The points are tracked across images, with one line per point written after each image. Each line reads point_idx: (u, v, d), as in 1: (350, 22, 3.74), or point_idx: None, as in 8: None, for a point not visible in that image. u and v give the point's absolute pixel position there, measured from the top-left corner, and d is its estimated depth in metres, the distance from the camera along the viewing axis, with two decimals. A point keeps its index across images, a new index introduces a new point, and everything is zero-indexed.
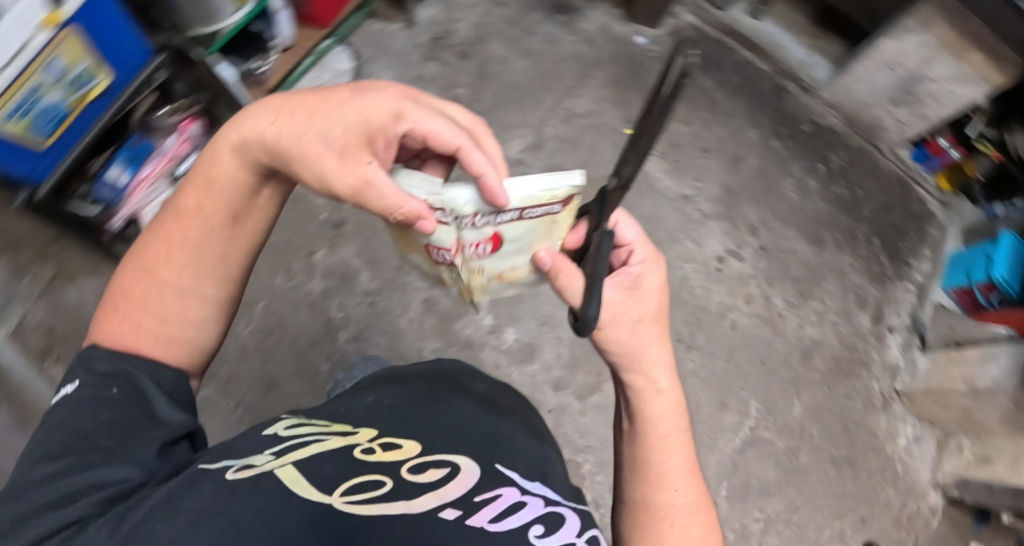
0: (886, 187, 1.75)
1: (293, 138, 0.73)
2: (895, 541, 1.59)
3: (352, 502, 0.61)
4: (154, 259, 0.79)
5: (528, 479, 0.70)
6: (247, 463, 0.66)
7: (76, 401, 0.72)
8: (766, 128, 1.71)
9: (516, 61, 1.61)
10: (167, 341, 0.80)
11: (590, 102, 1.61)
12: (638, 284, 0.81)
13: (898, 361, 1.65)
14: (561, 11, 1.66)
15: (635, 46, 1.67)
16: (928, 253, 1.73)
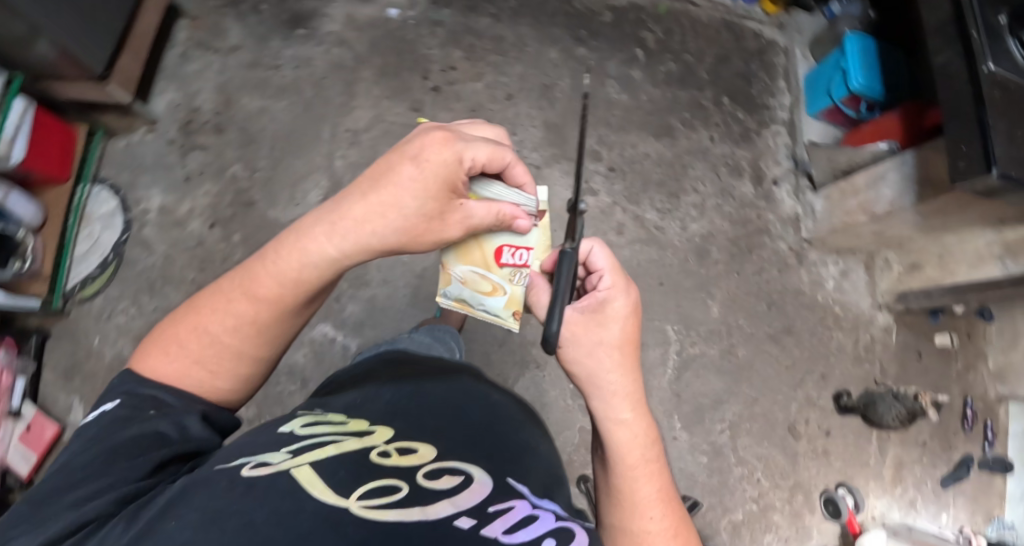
0: (715, 39, 1.63)
1: (348, 219, 0.80)
2: (861, 377, 1.57)
3: (369, 508, 0.64)
4: (214, 325, 0.81)
5: (538, 496, 0.73)
6: (261, 460, 0.69)
7: (106, 425, 0.73)
8: (565, 39, 1.54)
9: (274, 106, 1.44)
10: (207, 375, 0.81)
11: (370, 109, 1.44)
12: (602, 308, 0.86)
13: (796, 210, 1.57)
14: (298, 26, 1.49)
15: (390, 21, 1.50)
16: (783, 86, 1.64)
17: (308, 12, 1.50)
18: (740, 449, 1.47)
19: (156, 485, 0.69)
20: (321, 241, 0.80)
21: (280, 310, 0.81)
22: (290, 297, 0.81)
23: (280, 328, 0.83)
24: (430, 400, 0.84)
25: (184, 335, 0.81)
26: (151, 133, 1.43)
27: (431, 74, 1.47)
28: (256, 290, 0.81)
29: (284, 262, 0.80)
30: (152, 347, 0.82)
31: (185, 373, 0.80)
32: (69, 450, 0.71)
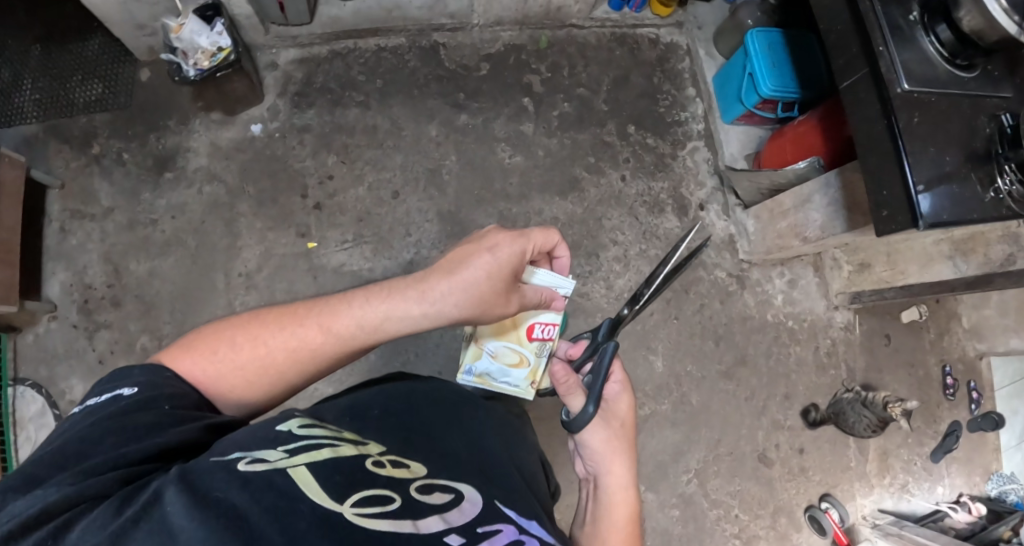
0: (608, 59, 1.52)
1: (476, 273, 0.85)
2: (828, 385, 1.50)
3: (364, 515, 0.51)
4: (269, 341, 0.76)
5: (528, 520, 0.60)
6: (260, 455, 0.55)
7: (113, 412, 0.63)
8: (442, 108, 1.43)
9: (164, 265, 1.37)
10: (245, 383, 0.75)
11: (258, 246, 1.37)
12: (612, 405, 0.97)
13: (728, 231, 1.48)
14: (166, 169, 1.41)
15: (254, 139, 1.41)
16: (693, 93, 1.55)
17: (172, 151, 1.42)
18: (712, 494, 1.42)
19: (156, 469, 0.57)
20: (443, 285, 0.84)
21: (341, 349, 0.79)
22: (345, 346, 0.79)
23: (315, 371, 0.79)
24: (415, 422, 0.71)
25: (255, 334, 0.76)
26: (55, 320, 1.38)
27: (310, 189, 1.38)
28: (336, 321, 0.78)
29: (372, 311, 0.80)
30: (191, 343, 0.76)
31: (219, 383, 0.74)
32: (95, 419, 0.62)
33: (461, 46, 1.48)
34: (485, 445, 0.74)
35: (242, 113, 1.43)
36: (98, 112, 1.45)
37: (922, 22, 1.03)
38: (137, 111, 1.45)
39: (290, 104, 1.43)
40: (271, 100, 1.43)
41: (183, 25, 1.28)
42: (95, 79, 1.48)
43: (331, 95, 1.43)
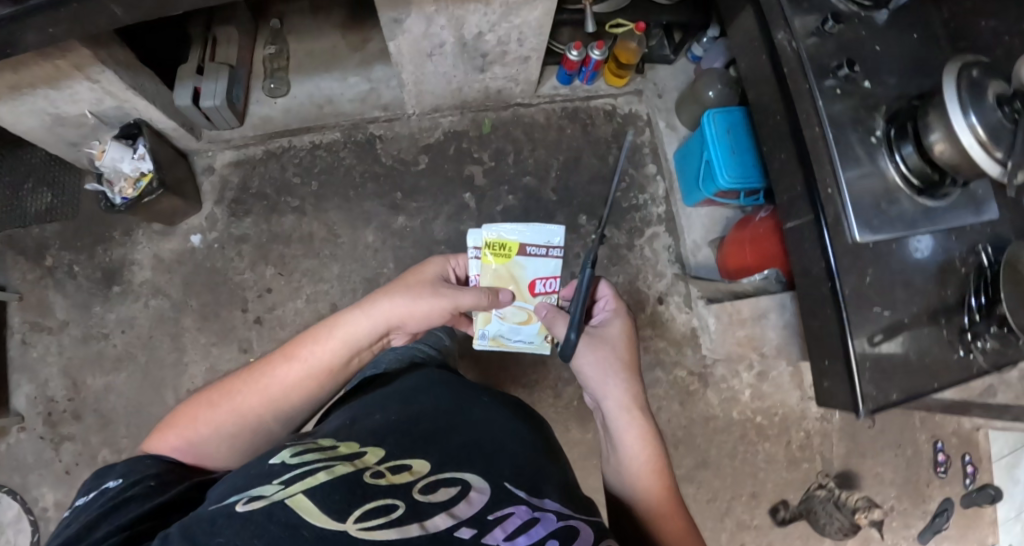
0: (559, 138, 1.43)
1: (409, 293, 0.95)
2: (805, 481, 1.40)
3: (368, 529, 0.57)
4: (247, 398, 0.84)
5: (539, 497, 0.67)
6: (256, 493, 0.60)
7: (101, 499, 0.69)
8: (380, 210, 1.37)
9: (117, 380, 1.37)
10: (238, 431, 0.84)
11: (203, 362, 1.34)
12: (603, 333, 0.99)
13: (690, 325, 1.39)
14: (112, 282, 1.40)
15: (195, 252, 1.39)
16: (653, 170, 1.44)
17: (117, 263, 1.40)
18: None
19: (157, 527, 0.65)
20: (387, 301, 0.93)
21: (309, 383, 0.87)
22: (312, 383, 0.87)
23: (291, 414, 0.88)
24: (416, 409, 0.78)
25: (234, 398, 0.84)
26: (24, 431, 1.37)
27: (250, 303, 1.36)
28: (298, 358, 0.88)
29: (326, 341, 0.89)
30: (172, 424, 0.84)
31: (209, 453, 0.83)
32: (89, 509, 0.67)
33: (398, 138, 1.41)
34: (492, 429, 0.77)
35: (181, 223, 1.40)
36: (49, 222, 1.42)
37: (887, 141, 0.85)
38: (85, 220, 1.42)
39: (226, 212, 1.40)
40: (209, 207, 1.40)
41: (104, 151, 1.25)
42: (42, 186, 1.44)
43: (269, 200, 1.39)
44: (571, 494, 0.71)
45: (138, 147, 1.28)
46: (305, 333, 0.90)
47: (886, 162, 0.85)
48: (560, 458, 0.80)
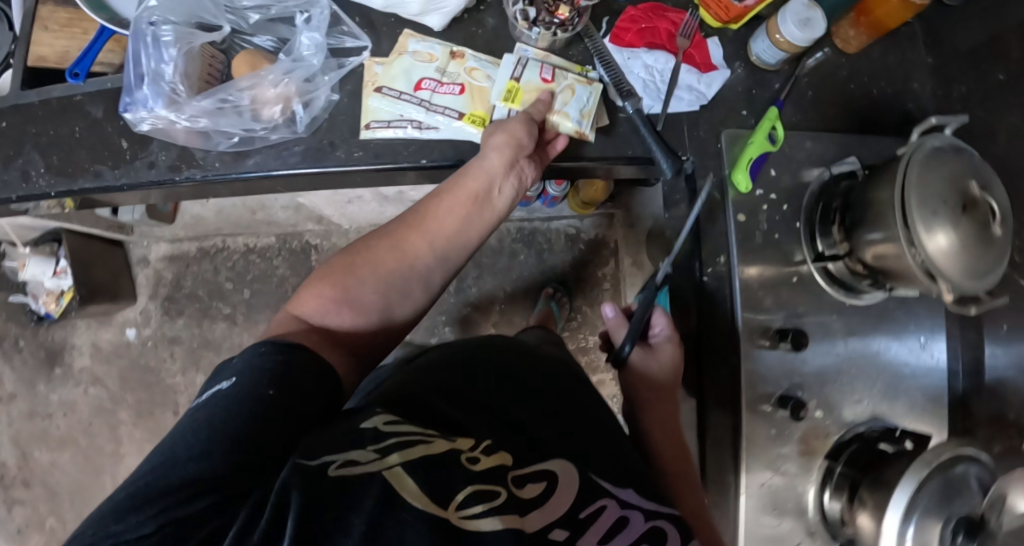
0: (509, 265, 1.33)
1: (480, 177, 0.74)
2: None
3: (470, 516, 0.50)
4: (367, 277, 0.71)
5: (619, 486, 0.62)
6: (350, 459, 0.51)
7: (221, 401, 0.56)
8: None
9: (61, 460, 1.26)
10: (367, 304, 0.70)
11: (139, 456, 1.25)
12: (656, 354, 0.87)
13: None
14: (54, 361, 1.28)
15: (129, 347, 1.28)
16: (610, 309, 1.32)
17: (59, 341, 1.28)
18: None
19: (240, 503, 0.48)
20: (495, 159, 0.73)
21: (441, 248, 0.75)
22: (428, 263, 0.74)
23: (434, 278, 0.75)
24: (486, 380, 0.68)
25: (357, 276, 0.71)
26: None
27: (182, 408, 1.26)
28: (419, 231, 0.74)
29: (450, 208, 0.74)
30: (313, 284, 0.70)
31: (351, 321, 0.69)
32: (205, 416, 0.54)
33: (337, 251, 1.27)
34: (575, 405, 0.70)
35: (116, 313, 1.29)
36: None
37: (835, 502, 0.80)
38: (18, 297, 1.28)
39: (161, 309, 1.29)
40: (144, 298, 1.30)
41: (25, 264, 1.17)
42: None
43: (205, 301, 1.29)
44: (638, 477, 0.66)
45: (61, 259, 1.17)
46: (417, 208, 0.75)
47: (806, 493, 0.82)
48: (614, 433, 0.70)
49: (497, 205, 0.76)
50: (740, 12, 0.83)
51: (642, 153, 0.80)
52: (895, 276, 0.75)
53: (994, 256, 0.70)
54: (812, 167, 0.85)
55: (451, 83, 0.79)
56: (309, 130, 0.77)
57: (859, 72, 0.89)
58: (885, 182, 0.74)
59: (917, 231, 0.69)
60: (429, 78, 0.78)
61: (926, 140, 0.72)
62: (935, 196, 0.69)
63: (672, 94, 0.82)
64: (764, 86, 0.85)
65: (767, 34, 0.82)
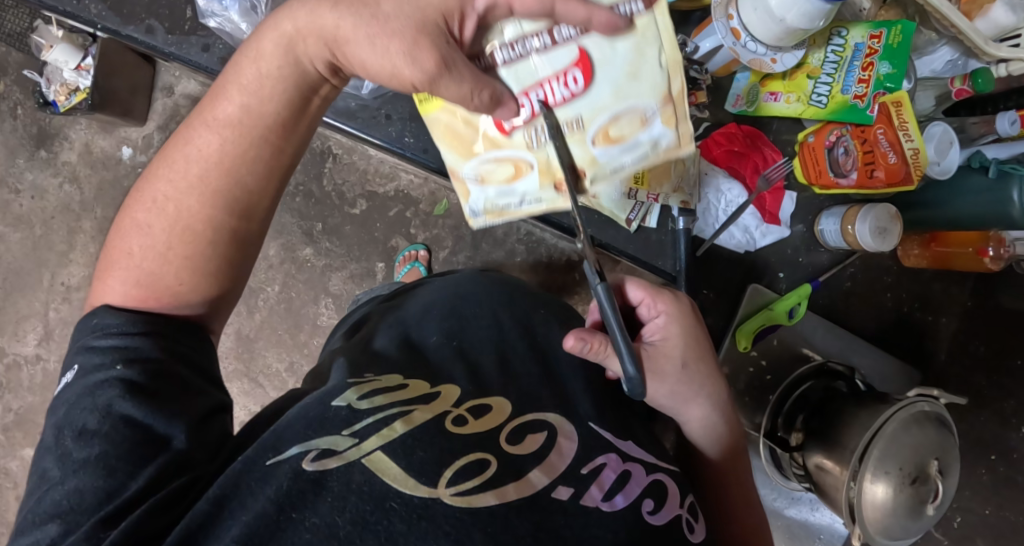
0: (503, 261, 1.29)
1: (288, 44, 0.59)
2: None
3: (463, 494, 0.50)
4: (155, 220, 0.60)
5: (622, 440, 0.61)
6: (327, 447, 0.52)
7: (81, 389, 0.54)
8: (297, 231, 1.31)
9: (9, 237, 1.26)
10: (181, 258, 0.60)
11: (86, 267, 1.25)
12: (658, 348, 0.68)
13: None
14: (41, 144, 1.25)
15: (120, 165, 1.26)
16: None
17: (54, 127, 1.25)
18: None
19: (171, 494, 0.50)
20: (309, 44, 0.59)
21: (243, 150, 0.60)
22: (224, 164, 0.60)
23: (252, 206, 0.62)
24: (469, 333, 0.70)
25: (140, 219, 0.60)
26: None
27: None
28: (223, 119, 0.60)
29: (252, 73, 0.59)
30: (105, 272, 0.61)
31: (155, 265, 0.59)
32: (89, 414, 0.52)
33: (350, 168, 1.29)
34: (541, 346, 0.70)
35: (121, 127, 1.25)
36: (12, 48, 1.22)
37: None
38: (38, 66, 1.22)
39: (164, 143, 1.26)
40: (151, 125, 1.26)
41: (51, 48, 1.12)
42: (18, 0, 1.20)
43: None
44: (638, 435, 0.65)
45: (87, 57, 1.13)
46: (225, 69, 0.62)
47: None
48: (609, 388, 0.69)
49: (315, 110, 0.64)
50: (832, 183, 0.80)
51: (669, 269, 0.81)
52: (822, 491, 0.79)
53: (913, 527, 0.74)
54: (810, 350, 0.87)
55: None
56: (372, 95, 0.80)
57: (902, 286, 0.89)
58: (865, 416, 0.76)
59: (864, 480, 0.72)
60: (575, 73, 0.59)
61: (920, 401, 0.74)
62: (895, 458, 0.72)
63: (726, 229, 0.81)
64: (812, 257, 0.84)
65: (841, 217, 0.80)
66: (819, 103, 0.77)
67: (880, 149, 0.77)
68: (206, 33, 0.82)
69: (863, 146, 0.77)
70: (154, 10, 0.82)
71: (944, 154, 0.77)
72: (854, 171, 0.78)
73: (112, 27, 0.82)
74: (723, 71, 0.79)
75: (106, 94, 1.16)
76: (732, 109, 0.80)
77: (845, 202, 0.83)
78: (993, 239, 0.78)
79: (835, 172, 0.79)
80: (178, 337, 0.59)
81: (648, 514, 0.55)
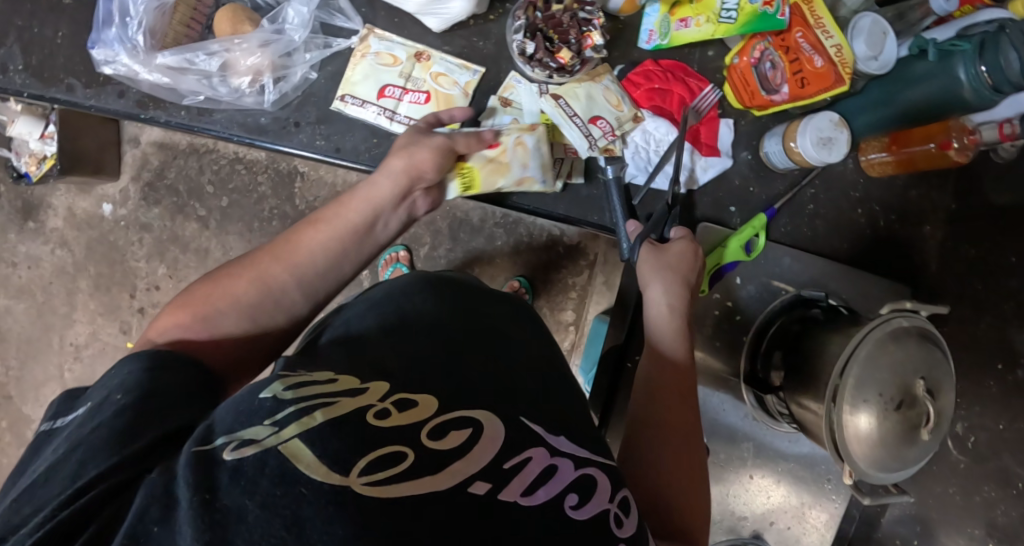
0: (484, 247, 1.27)
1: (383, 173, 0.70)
2: None
3: (377, 488, 0.41)
4: (244, 276, 0.60)
5: (554, 432, 0.51)
6: (248, 436, 0.41)
7: (76, 422, 0.45)
8: None
9: (16, 308, 1.32)
10: (252, 312, 0.59)
11: (91, 324, 1.31)
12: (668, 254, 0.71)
13: None
14: (28, 216, 1.31)
15: (103, 222, 1.30)
16: (569, 319, 1.27)
17: (37, 198, 1.31)
18: None
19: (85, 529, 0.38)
20: (399, 161, 0.70)
21: (337, 241, 0.66)
22: (324, 252, 0.65)
23: (321, 287, 0.64)
24: (405, 319, 0.57)
25: (233, 278, 0.60)
26: None
27: (137, 292, 1.31)
28: (324, 219, 0.67)
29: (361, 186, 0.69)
30: (176, 304, 0.58)
31: (225, 317, 0.58)
32: (71, 441, 0.43)
33: (319, 184, 1.28)
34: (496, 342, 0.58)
35: (98, 185, 1.30)
36: None
37: None
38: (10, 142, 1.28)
39: (140, 193, 1.30)
40: (125, 178, 1.30)
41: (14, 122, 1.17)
42: None
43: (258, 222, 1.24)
44: (580, 421, 0.55)
45: (49, 124, 1.17)
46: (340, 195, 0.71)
47: None
48: (552, 373, 0.60)
49: (381, 238, 0.70)
50: (767, 102, 0.74)
51: (607, 222, 0.77)
52: (809, 430, 0.73)
53: (908, 455, 0.68)
54: (782, 284, 0.81)
55: (416, 90, 0.78)
56: (277, 106, 0.78)
57: (874, 200, 0.81)
58: (841, 342, 0.70)
59: (842, 410, 0.67)
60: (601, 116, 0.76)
61: (896, 317, 0.68)
62: (873, 384, 0.66)
63: (658, 171, 0.76)
64: (764, 185, 0.78)
65: (782, 136, 0.75)
66: (729, 19, 0.72)
67: (805, 55, 0.71)
68: (117, 79, 0.79)
69: (786, 55, 0.72)
70: (72, 67, 0.81)
71: (879, 47, 0.71)
72: (785, 84, 0.73)
73: (36, 93, 0.81)
74: (630, 7, 0.75)
75: (73, 156, 1.20)
76: (647, 46, 0.77)
77: (785, 119, 0.78)
78: (955, 129, 0.73)
79: (767, 90, 0.74)
80: (194, 377, 0.51)
81: (571, 510, 0.46)
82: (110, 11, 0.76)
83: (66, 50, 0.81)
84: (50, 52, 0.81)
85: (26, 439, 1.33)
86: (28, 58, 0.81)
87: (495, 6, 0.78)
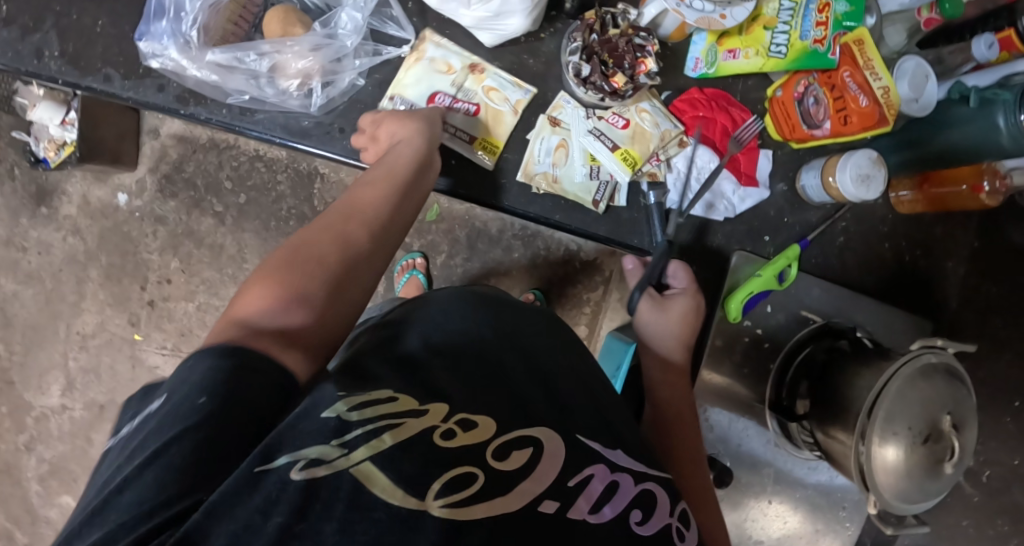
0: (501, 258, 1.28)
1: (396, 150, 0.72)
2: None
3: (455, 508, 0.43)
4: (318, 249, 0.61)
5: (611, 449, 0.53)
6: (316, 456, 0.42)
7: (144, 433, 0.45)
8: None
9: (23, 294, 1.30)
10: (329, 286, 0.59)
11: (99, 314, 1.29)
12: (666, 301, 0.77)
13: None
14: (40, 201, 1.29)
15: (117, 211, 1.29)
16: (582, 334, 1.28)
17: (51, 183, 1.29)
18: None
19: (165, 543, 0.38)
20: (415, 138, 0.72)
21: (381, 206, 0.68)
22: (377, 224, 0.67)
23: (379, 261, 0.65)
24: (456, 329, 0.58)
25: (308, 251, 0.61)
26: None
27: (149, 284, 1.29)
28: (363, 193, 0.69)
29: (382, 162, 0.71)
30: (256, 280, 0.58)
31: (305, 290, 0.58)
32: (138, 456, 0.43)
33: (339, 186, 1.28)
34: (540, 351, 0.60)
35: (114, 174, 1.28)
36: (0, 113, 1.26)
37: None
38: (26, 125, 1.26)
39: (157, 185, 1.29)
40: (142, 168, 1.29)
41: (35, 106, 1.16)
42: None
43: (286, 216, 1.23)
44: (628, 438, 0.57)
45: (70, 111, 1.16)
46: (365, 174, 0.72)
47: None
48: (601, 391, 0.61)
49: (415, 198, 0.72)
50: (806, 136, 0.76)
51: (644, 245, 0.79)
52: (834, 460, 0.75)
53: (931, 488, 0.70)
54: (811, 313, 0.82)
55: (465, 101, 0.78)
56: (322, 110, 0.79)
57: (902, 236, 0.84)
58: (869, 375, 0.72)
59: (869, 445, 0.68)
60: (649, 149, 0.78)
61: (926, 354, 0.69)
62: (903, 419, 0.67)
63: (700, 198, 0.78)
64: (799, 216, 0.80)
65: (821, 171, 0.77)
66: (779, 54, 0.74)
67: (850, 94, 0.72)
68: (158, 73, 0.79)
69: (832, 92, 0.73)
70: (110, 58, 0.80)
71: (921, 89, 0.72)
72: (827, 120, 0.74)
73: (72, 81, 0.80)
74: (678, 35, 0.77)
75: (92, 144, 1.18)
76: (693, 73, 0.78)
77: (823, 154, 0.79)
78: (987, 172, 0.75)
79: (809, 124, 0.76)
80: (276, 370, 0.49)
81: (637, 526, 0.48)
82: (160, 4, 0.75)
83: (107, 39, 0.80)
84: (90, 41, 0.80)
85: (25, 427, 1.31)
86: (66, 46, 0.80)
87: (546, 25, 0.79)
